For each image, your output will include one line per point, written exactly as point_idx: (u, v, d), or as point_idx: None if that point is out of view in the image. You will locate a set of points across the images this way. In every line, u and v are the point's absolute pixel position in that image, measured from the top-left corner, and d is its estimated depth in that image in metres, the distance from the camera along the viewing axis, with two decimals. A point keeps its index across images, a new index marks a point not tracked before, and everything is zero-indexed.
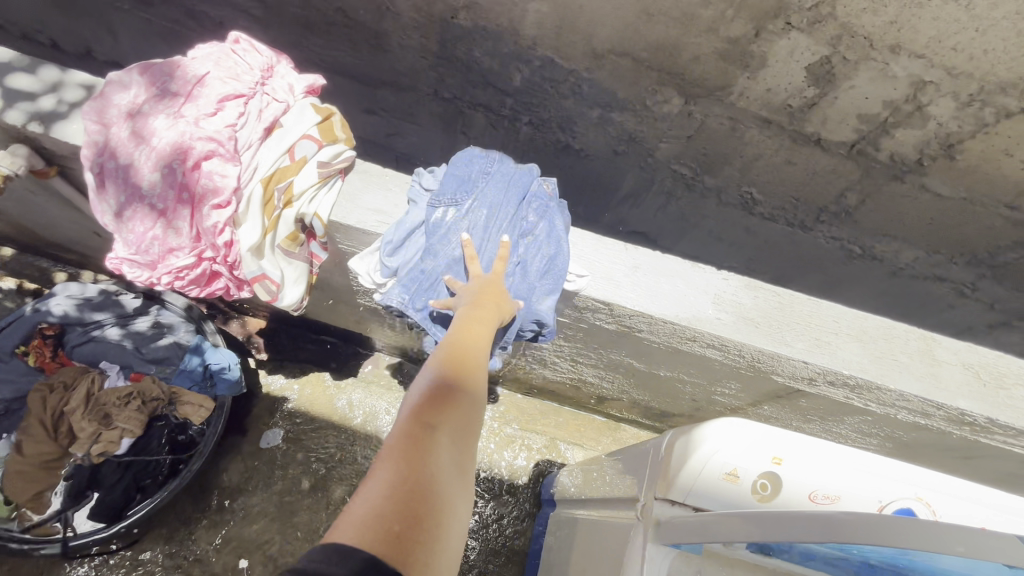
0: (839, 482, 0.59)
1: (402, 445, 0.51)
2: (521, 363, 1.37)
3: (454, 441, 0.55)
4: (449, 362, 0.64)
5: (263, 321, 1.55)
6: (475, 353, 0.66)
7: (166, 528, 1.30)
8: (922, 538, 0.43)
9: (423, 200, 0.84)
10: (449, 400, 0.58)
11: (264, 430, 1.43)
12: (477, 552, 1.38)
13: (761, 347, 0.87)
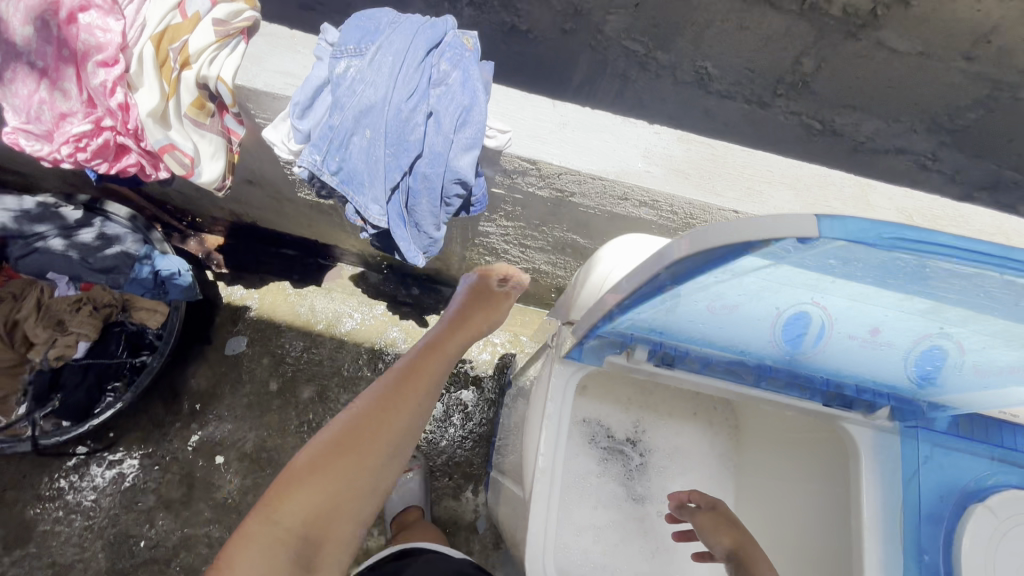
0: None
1: (257, 529, 0.58)
2: (476, 257, 1.37)
3: (311, 532, 0.59)
4: (342, 438, 0.64)
5: (219, 238, 1.55)
6: (376, 435, 0.65)
7: (140, 431, 1.35)
8: (742, 233, 0.46)
9: (328, 57, 0.80)
10: (320, 484, 0.61)
11: (229, 337, 1.46)
12: (446, 439, 1.43)
13: (691, 198, 0.86)
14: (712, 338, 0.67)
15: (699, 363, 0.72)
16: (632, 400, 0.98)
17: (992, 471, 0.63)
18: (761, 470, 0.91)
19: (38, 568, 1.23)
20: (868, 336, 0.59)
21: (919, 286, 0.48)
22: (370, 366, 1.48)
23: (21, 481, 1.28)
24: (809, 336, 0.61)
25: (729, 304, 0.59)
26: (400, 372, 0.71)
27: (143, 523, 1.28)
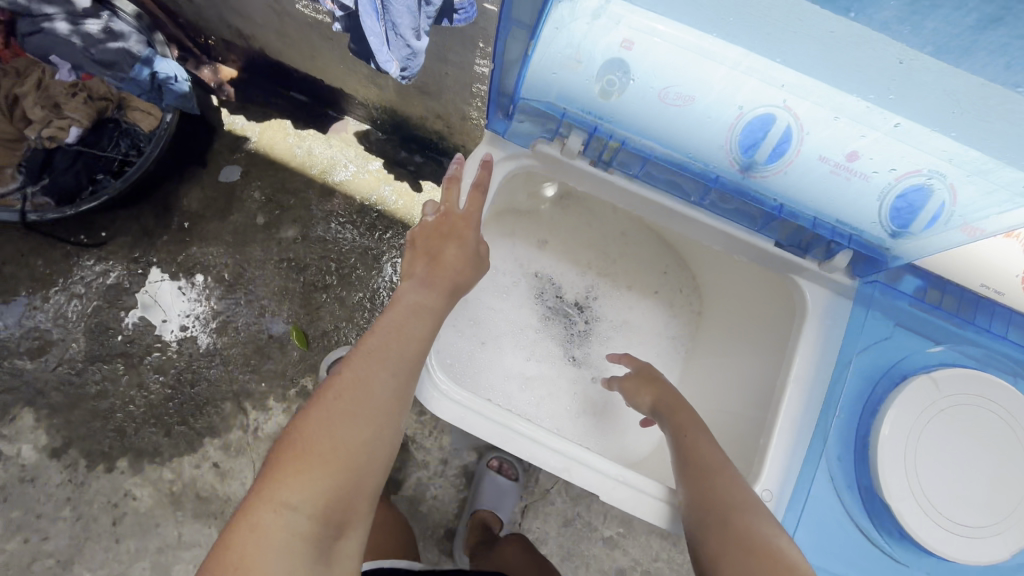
0: None
1: (254, 501, 0.54)
2: (477, 118, 1.28)
3: (310, 497, 0.55)
4: (335, 391, 0.60)
5: (233, 73, 1.47)
6: (365, 379, 0.60)
7: (130, 237, 1.39)
8: None
9: None
10: (311, 445, 0.56)
11: (225, 165, 1.46)
12: None
13: None
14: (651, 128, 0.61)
15: (638, 167, 0.72)
16: (591, 265, 1.03)
17: (935, 344, 0.72)
18: (705, 347, 0.97)
19: (25, 340, 1.32)
20: (844, 162, 0.55)
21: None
22: (357, 221, 1.47)
23: (18, 259, 1.35)
24: (774, 139, 0.55)
25: (686, 97, 0.54)
26: (378, 337, 0.64)
27: (122, 320, 1.35)
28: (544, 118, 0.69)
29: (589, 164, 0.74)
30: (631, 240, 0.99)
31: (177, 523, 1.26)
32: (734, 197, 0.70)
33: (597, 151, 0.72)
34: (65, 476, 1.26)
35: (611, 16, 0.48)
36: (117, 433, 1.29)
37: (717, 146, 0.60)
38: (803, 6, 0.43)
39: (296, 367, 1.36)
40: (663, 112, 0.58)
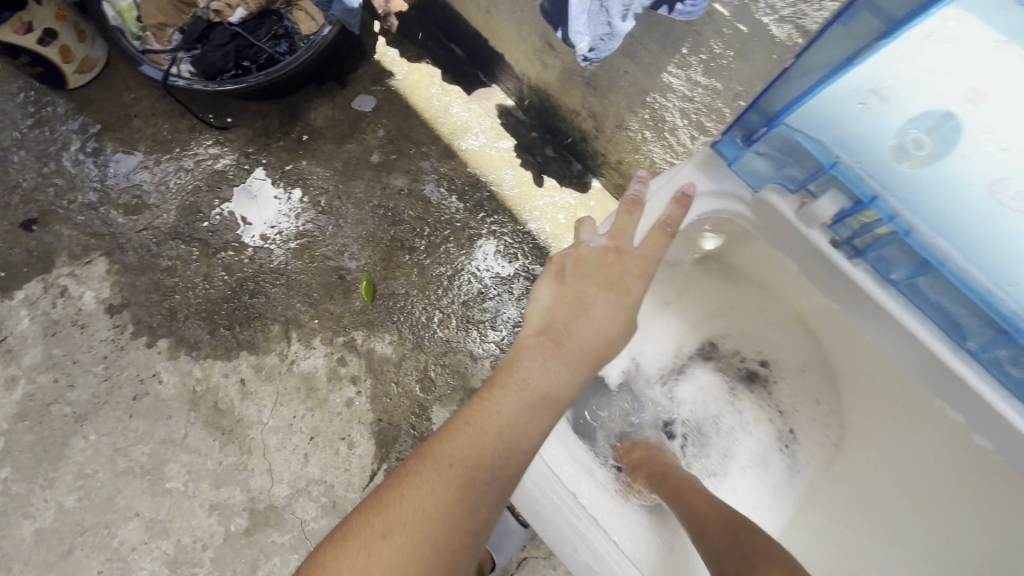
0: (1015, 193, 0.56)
1: (365, 519, 0.53)
2: (634, 132, 1.12)
3: (421, 535, 0.52)
4: (465, 431, 0.59)
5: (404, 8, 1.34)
6: (494, 425, 0.59)
7: (251, 132, 1.37)
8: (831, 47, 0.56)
9: None
10: (432, 480, 0.55)
11: (361, 93, 1.41)
12: (496, 301, 1.30)
13: None
14: (942, 211, 0.60)
15: (901, 271, 0.68)
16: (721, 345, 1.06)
17: None
18: (845, 473, 0.95)
19: (124, 193, 1.33)
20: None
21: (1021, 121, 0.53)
22: (466, 194, 1.36)
23: (149, 118, 1.38)
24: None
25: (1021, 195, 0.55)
26: (481, 432, 0.58)
27: (214, 208, 1.33)
28: (796, 160, 0.69)
29: (830, 242, 0.72)
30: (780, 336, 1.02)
31: (187, 424, 1.23)
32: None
33: (846, 230, 0.70)
34: (110, 335, 1.26)
35: (977, 66, 0.54)
36: (168, 314, 1.27)
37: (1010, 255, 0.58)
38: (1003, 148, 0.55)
39: (352, 316, 1.29)
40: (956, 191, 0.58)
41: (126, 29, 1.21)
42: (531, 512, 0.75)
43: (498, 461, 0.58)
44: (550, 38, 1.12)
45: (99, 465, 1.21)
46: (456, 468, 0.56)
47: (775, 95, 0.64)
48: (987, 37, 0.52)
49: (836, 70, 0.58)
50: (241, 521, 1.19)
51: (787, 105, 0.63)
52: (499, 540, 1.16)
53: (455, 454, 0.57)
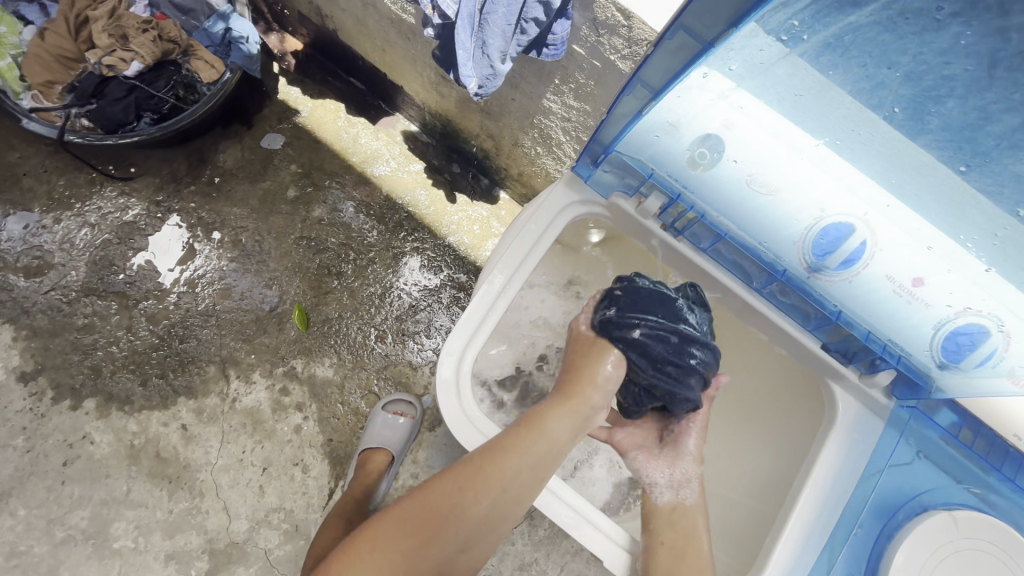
0: (798, 191, 0.51)
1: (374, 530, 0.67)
2: (528, 148, 1.28)
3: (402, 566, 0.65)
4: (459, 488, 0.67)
5: (298, 46, 1.49)
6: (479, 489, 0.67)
7: (157, 180, 1.38)
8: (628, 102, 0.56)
9: None
10: (423, 518, 0.66)
11: (268, 132, 1.46)
12: (426, 312, 1.41)
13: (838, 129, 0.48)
14: (748, 221, 0.57)
15: (709, 242, 0.71)
16: None
17: (957, 483, 0.66)
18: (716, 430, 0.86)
19: (23, 256, 1.29)
20: (907, 285, 0.52)
21: (808, 149, 0.49)
22: (384, 217, 1.46)
23: (40, 176, 1.34)
24: (846, 245, 0.52)
25: (774, 188, 0.52)
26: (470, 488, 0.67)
27: (128, 260, 1.32)
28: (629, 172, 0.68)
29: (659, 227, 0.72)
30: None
31: (128, 479, 1.22)
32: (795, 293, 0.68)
33: (670, 217, 0.71)
34: (27, 404, 1.22)
35: (724, 102, 0.49)
36: (92, 372, 1.25)
37: (784, 240, 0.57)
38: (801, 162, 0.49)
39: (289, 346, 1.34)
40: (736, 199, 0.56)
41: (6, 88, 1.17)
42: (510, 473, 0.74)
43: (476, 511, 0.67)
44: (444, 72, 1.26)
45: (34, 539, 1.17)
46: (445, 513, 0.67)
47: (602, 133, 0.62)
48: (719, 87, 0.48)
49: (633, 119, 0.55)
50: (201, 564, 1.20)
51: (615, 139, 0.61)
52: None
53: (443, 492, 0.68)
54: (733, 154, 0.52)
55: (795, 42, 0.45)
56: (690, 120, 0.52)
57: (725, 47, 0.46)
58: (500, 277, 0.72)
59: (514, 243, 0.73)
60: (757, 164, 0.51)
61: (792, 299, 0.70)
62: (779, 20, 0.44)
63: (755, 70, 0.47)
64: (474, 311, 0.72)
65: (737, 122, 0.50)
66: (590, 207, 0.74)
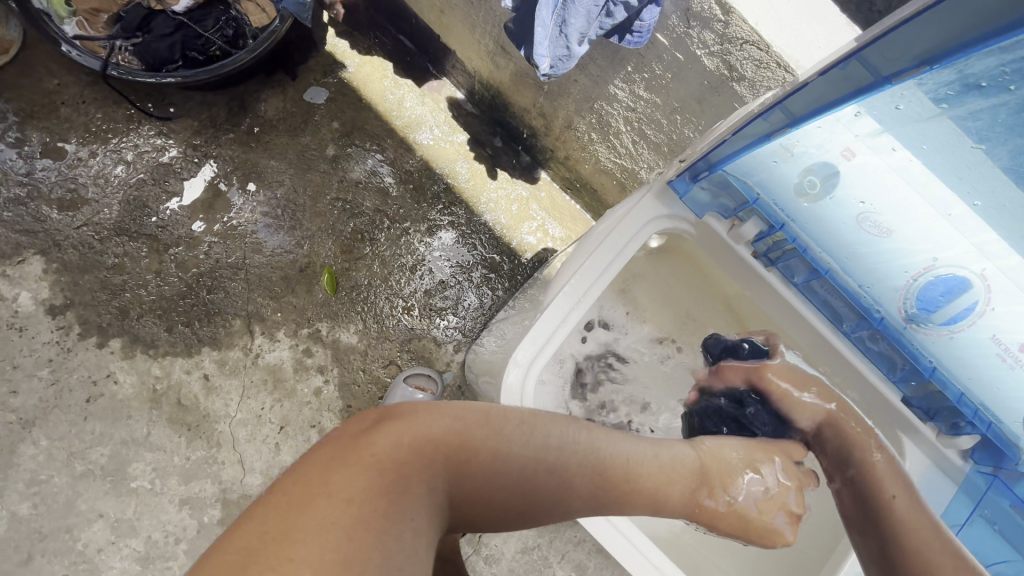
0: (909, 232, 0.60)
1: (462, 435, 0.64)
2: (581, 132, 1.22)
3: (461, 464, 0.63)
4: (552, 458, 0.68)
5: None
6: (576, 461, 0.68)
7: (196, 122, 1.34)
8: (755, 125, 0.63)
9: None
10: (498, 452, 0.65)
11: (313, 85, 1.41)
12: (457, 290, 1.39)
13: (978, 190, 0.56)
14: (853, 254, 0.66)
15: (802, 278, 0.73)
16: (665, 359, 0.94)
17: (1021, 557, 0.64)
18: None
19: (57, 187, 1.27)
20: (1011, 347, 0.59)
21: (941, 197, 0.57)
22: (422, 186, 1.42)
23: (78, 105, 1.30)
24: (954, 304, 0.61)
25: (883, 227, 0.62)
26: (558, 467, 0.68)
27: (162, 203, 1.30)
28: (728, 192, 0.71)
29: (750, 254, 0.74)
30: (700, 313, 0.92)
31: (149, 422, 1.23)
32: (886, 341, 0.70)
33: (764, 244, 0.73)
34: (54, 337, 1.22)
35: (874, 145, 0.59)
36: (119, 313, 1.25)
37: (888, 285, 0.65)
38: (934, 213, 0.58)
39: (316, 308, 1.32)
40: (851, 239, 0.65)
41: (53, 14, 1.11)
42: None
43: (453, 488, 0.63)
44: (504, 42, 1.19)
45: (53, 470, 1.18)
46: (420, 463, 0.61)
47: (716, 148, 0.67)
48: (866, 129, 0.58)
49: (756, 142, 0.63)
50: (214, 512, 1.22)
51: (728, 157, 0.66)
52: None
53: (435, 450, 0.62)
54: (860, 196, 0.61)
55: (983, 97, 0.52)
56: (817, 152, 0.62)
57: (900, 86, 0.53)
58: (573, 290, 0.72)
59: (592, 257, 0.73)
60: (878, 203, 0.61)
61: (880, 347, 0.72)
62: (986, 66, 0.50)
63: (909, 121, 0.56)
64: (549, 318, 0.73)
65: (880, 168, 0.59)
66: (668, 215, 0.74)
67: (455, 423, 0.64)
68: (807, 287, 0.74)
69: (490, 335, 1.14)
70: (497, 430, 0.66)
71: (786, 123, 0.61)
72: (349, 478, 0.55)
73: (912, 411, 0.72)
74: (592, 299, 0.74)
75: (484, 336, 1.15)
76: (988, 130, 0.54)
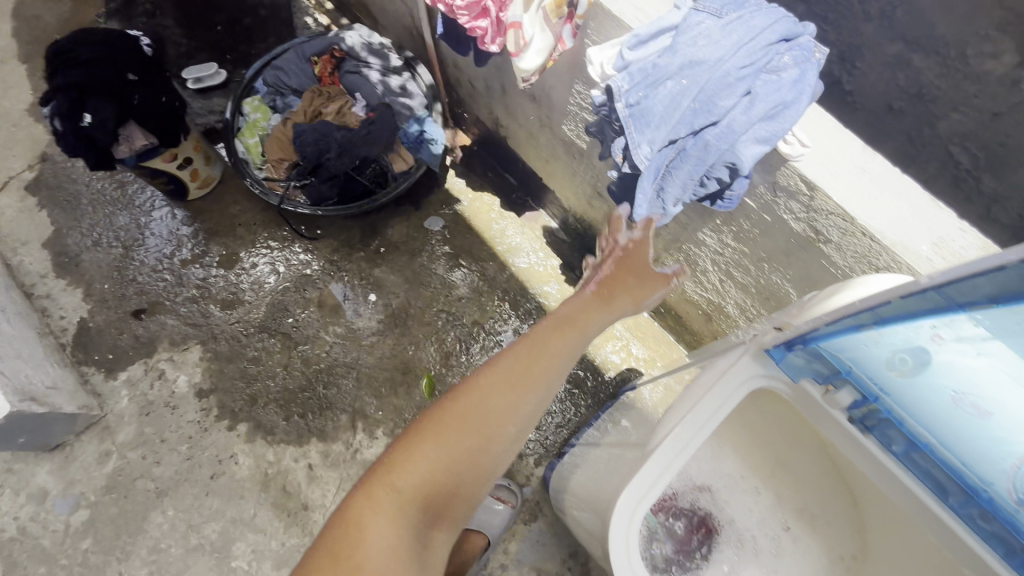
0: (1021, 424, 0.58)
1: (442, 459, 0.72)
2: (669, 266, 1.33)
3: (447, 461, 0.73)
4: (480, 403, 0.75)
5: (468, 141, 1.69)
6: (493, 405, 0.75)
7: (336, 242, 1.62)
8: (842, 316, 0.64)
9: (690, 32, 0.81)
10: (428, 421, 0.76)
11: (431, 214, 1.66)
12: (542, 401, 1.47)
13: None
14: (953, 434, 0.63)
15: (901, 447, 0.67)
16: (762, 497, 0.94)
17: None
18: None
19: (222, 290, 1.55)
20: None
21: None
22: (516, 302, 1.57)
23: (251, 226, 1.62)
24: None
25: (982, 409, 0.60)
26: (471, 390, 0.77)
27: (299, 307, 1.54)
28: (822, 360, 0.71)
29: (845, 419, 0.70)
30: (795, 463, 0.92)
31: (257, 504, 1.35)
32: (1000, 522, 0.60)
33: (860, 409, 0.69)
34: (196, 417, 1.42)
35: (968, 344, 0.58)
36: (250, 400, 1.44)
37: (993, 466, 0.60)
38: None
39: (413, 410, 1.44)
40: (946, 417, 0.62)
41: (250, 161, 1.48)
42: None
43: (483, 472, 0.74)
44: (601, 188, 1.36)
45: (173, 541, 1.31)
46: (433, 466, 0.72)
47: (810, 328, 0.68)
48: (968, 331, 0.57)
49: (849, 328, 0.64)
50: None
51: (818, 336, 0.67)
52: None
53: (461, 429, 0.74)
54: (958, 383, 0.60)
55: None
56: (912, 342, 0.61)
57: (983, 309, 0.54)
58: (678, 436, 0.74)
59: (696, 408, 0.75)
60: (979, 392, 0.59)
61: (993, 528, 0.61)
62: None
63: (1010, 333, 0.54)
64: (644, 474, 0.73)
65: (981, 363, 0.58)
66: (767, 374, 0.75)
67: (424, 472, 0.71)
68: (907, 456, 0.67)
69: (575, 455, 1.18)
70: (460, 441, 0.73)
71: (876, 320, 0.61)
72: (389, 543, 0.66)
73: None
74: (695, 447, 0.75)
75: (569, 456, 1.20)
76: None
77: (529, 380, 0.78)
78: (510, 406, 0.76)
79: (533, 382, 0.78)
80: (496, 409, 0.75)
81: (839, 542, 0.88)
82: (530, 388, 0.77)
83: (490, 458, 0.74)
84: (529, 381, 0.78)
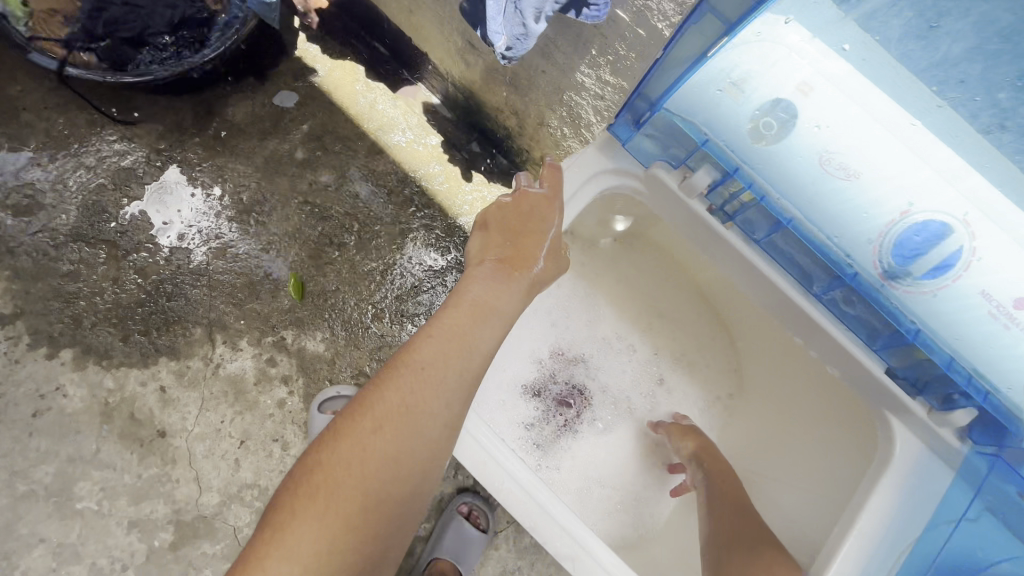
0: (870, 148, 0.52)
1: (351, 520, 0.54)
2: (556, 127, 1.17)
3: (359, 519, 0.55)
4: (384, 426, 0.59)
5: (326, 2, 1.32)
6: (402, 423, 0.59)
7: (162, 127, 1.31)
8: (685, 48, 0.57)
9: None
10: (310, 482, 0.55)
11: (282, 89, 1.38)
12: (430, 293, 1.33)
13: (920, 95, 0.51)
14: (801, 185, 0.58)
15: (762, 232, 0.73)
16: (639, 347, 1.02)
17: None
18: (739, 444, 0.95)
19: (14, 193, 1.23)
20: (1006, 305, 0.53)
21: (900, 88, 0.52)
22: (395, 190, 1.37)
23: (40, 110, 1.27)
24: (936, 248, 0.53)
25: (849, 168, 0.54)
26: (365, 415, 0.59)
27: (122, 208, 1.26)
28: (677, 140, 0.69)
29: (706, 209, 0.74)
30: (669, 309, 1.02)
31: (99, 438, 1.15)
32: (861, 302, 0.68)
33: (719, 197, 0.73)
34: (2, 348, 1.16)
35: (813, 53, 0.52)
36: (72, 322, 1.19)
37: (851, 228, 0.58)
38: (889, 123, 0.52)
39: (280, 316, 1.26)
40: (810, 177, 0.57)
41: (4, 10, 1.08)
42: (493, 486, 0.71)
43: (415, 509, 0.60)
44: (473, 38, 1.15)
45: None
46: (356, 530, 0.54)
47: (650, 83, 0.63)
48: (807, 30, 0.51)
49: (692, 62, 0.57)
50: (166, 535, 1.14)
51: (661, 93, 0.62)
52: (459, 548, 1.16)
53: (371, 469, 0.56)
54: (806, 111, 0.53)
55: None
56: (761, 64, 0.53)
57: None
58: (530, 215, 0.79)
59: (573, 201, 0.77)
60: (832, 119, 0.53)
61: (858, 311, 0.70)
62: None
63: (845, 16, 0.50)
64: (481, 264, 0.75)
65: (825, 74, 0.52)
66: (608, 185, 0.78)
67: (329, 550, 0.52)
68: (769, 242, 0.73)
69: None
70: (369, 482, 0.56)
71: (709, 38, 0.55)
72: None
73: (900, 386, 0.72)
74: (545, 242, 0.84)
75: None
76: (941, 9, 0.48)
77: (447, 374, 0.64)
78: (433, 416, 0.61)
79: (439, 376, 0.63)
80: (411, 427, 0.60)
81: (716, 382, 1.00)
82: (449, 381, 0.64)
83: (420, 490, 0.60)
84: (438, 372, 0.63)
